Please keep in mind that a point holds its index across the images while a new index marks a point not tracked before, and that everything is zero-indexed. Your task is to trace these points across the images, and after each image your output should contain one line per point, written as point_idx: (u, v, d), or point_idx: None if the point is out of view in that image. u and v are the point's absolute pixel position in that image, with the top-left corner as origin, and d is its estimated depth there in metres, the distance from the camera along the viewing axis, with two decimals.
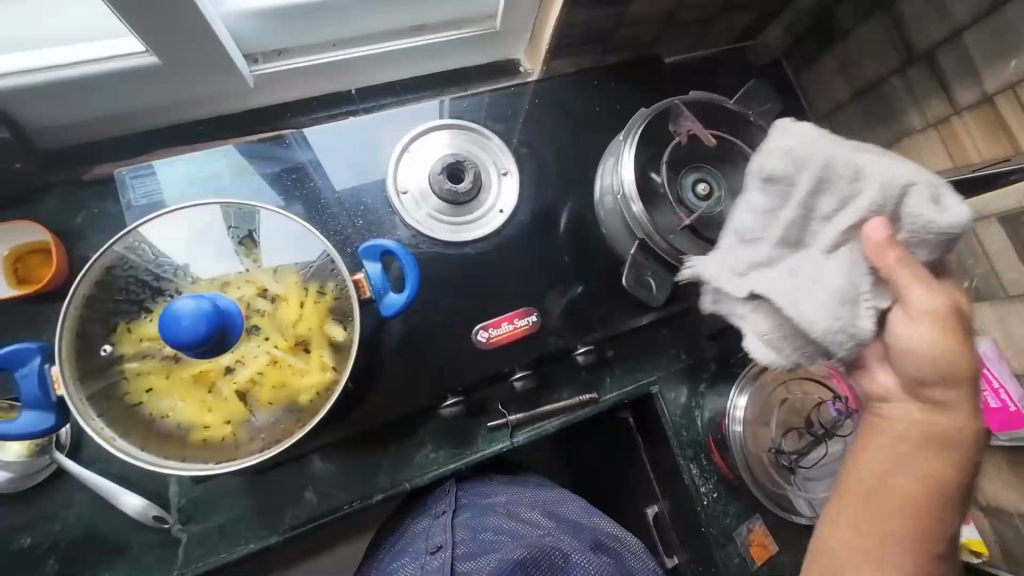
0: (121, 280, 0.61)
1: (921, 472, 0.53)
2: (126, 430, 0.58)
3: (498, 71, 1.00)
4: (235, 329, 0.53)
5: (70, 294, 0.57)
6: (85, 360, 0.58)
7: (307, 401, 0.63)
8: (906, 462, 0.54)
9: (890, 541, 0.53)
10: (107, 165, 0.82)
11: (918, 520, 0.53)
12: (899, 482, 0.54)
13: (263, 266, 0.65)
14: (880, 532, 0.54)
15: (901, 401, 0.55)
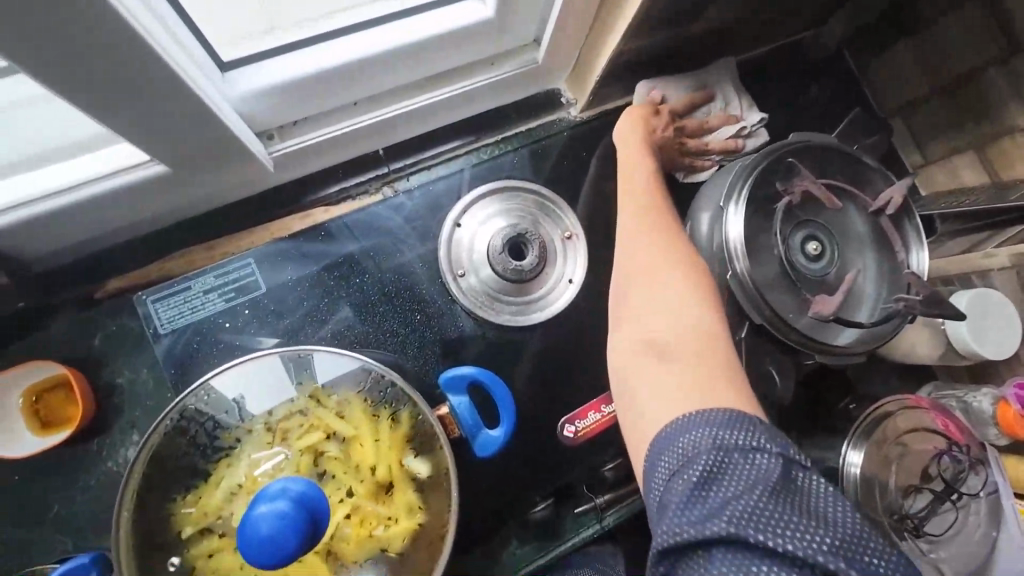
0: (173, 458, 0.52)
1: (646, 247, 0.61)
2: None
3: (538, 106, 0.88)
4: (325, 516, 0.45)
5: (119, 495, 0.48)
6: (150, 569, 0.49)
7: (403, 557, 0.55)
8: (626, 233, 0.65)
9: (667, 289, 0.56)
10: (121, 276, 0.72)
11: (672, 285, 0.56)
12: (639, 258, 0.60)
13: (329, 406, 0.57)
14: (663, 293, 0.56)
15: (625, 217, 0.67)
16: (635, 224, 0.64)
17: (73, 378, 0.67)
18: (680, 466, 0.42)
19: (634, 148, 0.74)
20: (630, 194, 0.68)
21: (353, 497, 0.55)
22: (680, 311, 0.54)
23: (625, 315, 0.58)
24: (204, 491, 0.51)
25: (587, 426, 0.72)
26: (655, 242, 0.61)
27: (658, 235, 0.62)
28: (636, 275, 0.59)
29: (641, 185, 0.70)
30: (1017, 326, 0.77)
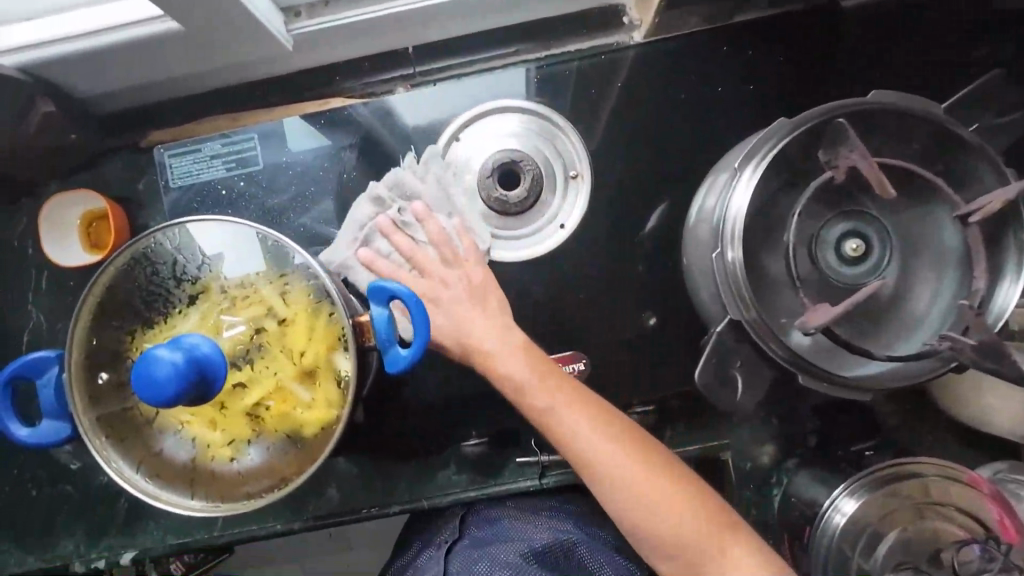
0: (127, 294, 0.57)
1: (609, 452, 0.57)
2: (125, 453, 0.56)
3: (592, 27, 0.77)
4: (218, 375, 0.48)
5: (74, 310, 0.54)
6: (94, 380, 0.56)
7: (309, 438, 0.59)
8: (570, 425, 0.58)
9: (651, 474, 0.57)
10: (164, 132, 0.79)
11: (664, 490, 0.56)
12: (611, 466, 0.57)
13: (273, 285, 0.59)
14: (642, 477, 0.56)
15: (564, 407, 0.58)
16: (603, 481, 0.57)
17: (110, 211, 0.77)
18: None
19: (495, 333, 0.61)
20: (551, 428, 0.58)
21: (277, 375, 0.58)
22: (683, 504, 0.56)
23: (641, 511, 0.56)
24: (148, 327, 0.57)
25: None
26: (608, 435, 0.58)
27: (608, 429, 0.58)
28: (640, 505, 0.56)
29: (541, 410, 0.59)
30: None
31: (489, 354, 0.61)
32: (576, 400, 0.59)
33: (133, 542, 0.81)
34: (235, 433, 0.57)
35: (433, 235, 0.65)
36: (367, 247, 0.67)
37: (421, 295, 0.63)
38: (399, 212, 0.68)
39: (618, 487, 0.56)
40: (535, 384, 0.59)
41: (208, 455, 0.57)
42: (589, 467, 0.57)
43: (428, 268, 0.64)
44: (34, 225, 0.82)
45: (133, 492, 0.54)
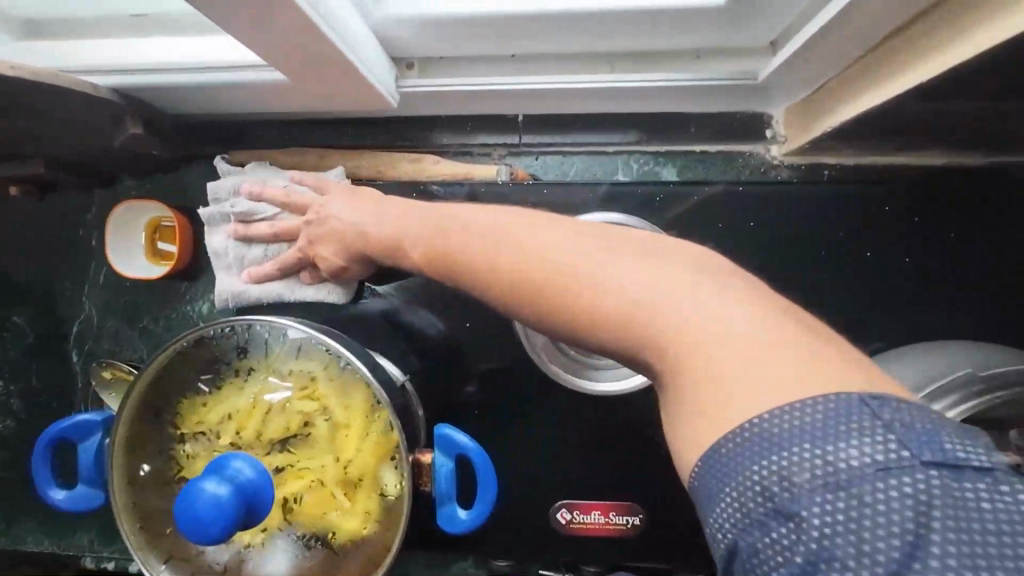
0: (185, 369, 0.54)
1: (636, 280, 0.35)
2: (150, 546, 0.51)
3: (730, 133, 0.68)
4: (267, 506, 0.44)
5: (127, 387, 0.50)
6: (136, 458, 0.53)
7: (344, 554, 0.54)
8: (584, 265, 0.36)
9: (721, 299, 0.33)
10: (245, 152, 0.75)
11: (715, 293, 0.33)
12: (688, 324, 0.33)
13: (333, 383, 0.55)
14: (696, 294, 0.33)
15: (613, 264, 0.36)
16: (649, 342, 0.34)
17: (179, 226, 0.74)
18: (736, 520, 0.29)
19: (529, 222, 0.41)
20: (608, 311, 0.35)
21: (319, 482, 0.55)
22: (832, 376, 0.30)
23: (698, 339, 0.32)
24: (205, 403, 0.55)
25: (584, 523, 0.63)
26: (724, 303, 0.33)
27: (643, 259, 0.36)
28: (692, 342, 0.32)
29: (543, 264, 0.38)
30: None
31: (518, 235, 0.40)
32: (601, 242, 0.38)
33: None
34: (269, 536, 0.54)
35: (279, 200, 0.64)
36: (249, 263, 0.65)
37: (305, 244, 0.61)
38: (233, 205, 0.66)
39: (663, 315, 0.33)
40: (553, 236, 0.39)
41: (237, 560, 0.53)
42: (630, 328, 0.34)
43: (291, 233, 0.63)
44: (101, 217, 0.80)
45: None
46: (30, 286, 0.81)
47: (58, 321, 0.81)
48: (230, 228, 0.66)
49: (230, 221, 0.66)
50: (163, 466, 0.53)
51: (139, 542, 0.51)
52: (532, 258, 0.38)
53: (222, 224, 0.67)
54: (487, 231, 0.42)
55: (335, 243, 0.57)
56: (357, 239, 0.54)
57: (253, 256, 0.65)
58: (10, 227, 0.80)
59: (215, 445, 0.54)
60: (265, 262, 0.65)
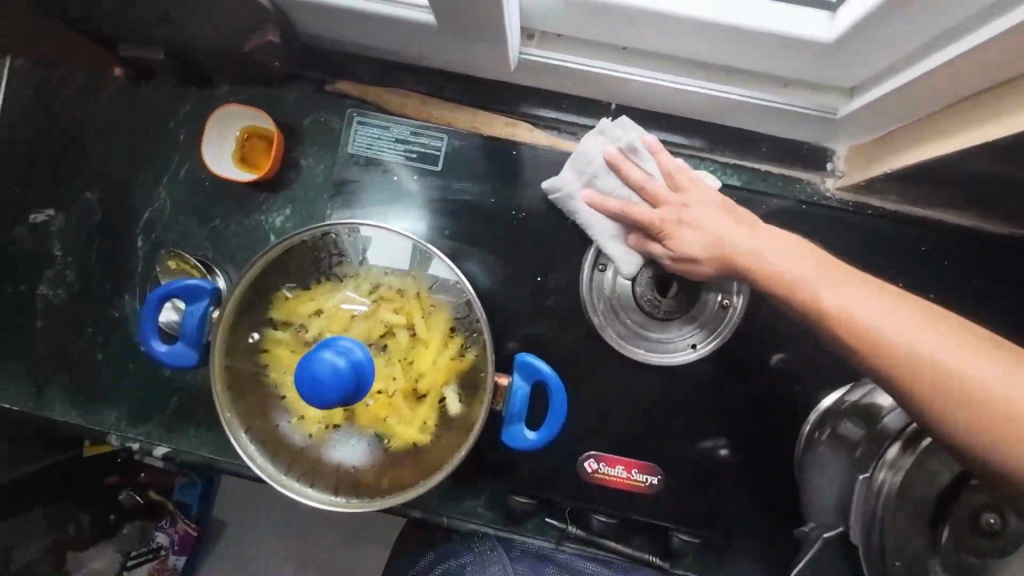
0: (297, 260, 0.60)
1: (876, 301, 0.46)
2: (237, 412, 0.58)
3: (796, 161, 0.76)
4: (366, 389, 0.49)
5: (251, 263, 0.57)
6: (238, 331, 0.59)
7: (397, 455, 0.60)
8: (867, 316, 0.45)
9: (935, 334, 0.43)
10: (349, 82, 0.79)
11: (946, 336, 0.43)
12: (832, 292, 0.48)
13: (421, 301, 0.60)
14: (933, 333, 0.43)
15: (718, 221, 0.57)
16: (886, 359, 0.44)
17: (275, 139, 0.78)
18: (985, 474, 0.41)
19: (711, 208, 0.58)
20: (784, 288, 0.50)
21: (389, 388, 0.60)
22: (909, 315, 0.45)
23: (944, 377, 0.42)
24: (302, 297, 0.60)
25: (608, 475, 0.71)
26: (851, 283, 0.48)
27: (869, 287, 0.47)
28: (910, 360, 0.43)
29: (782, 265, 0.51)
30: None
31: (730, 242, 0.55)
32: (844, 281, 0.48)
33: (169, 439, 0.85)
34: (333, 427, 0.59)
35: (666, 169, 0.61)
36: (593, 183, 0.68)
37: (670, 218, 0.59)
38: (629, 146, 0.66)
39: (923, 347, 0.43)
40: (768, 246, 0.53)
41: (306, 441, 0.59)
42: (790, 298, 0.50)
43: (657, 198, 0.61)
44: (192, 114, 0.82)
45: (239, 451, 0.56)
46: (110, 167, 0.84)
47: (131, 206, 0.84)
48: (594, 139, 0.68)
49: (614, 135, 0.68)
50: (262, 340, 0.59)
51: (226, 407, 0.58)
52: (784, 276, 0.50)
53: (591, 142, 0.68)
54: (716, 237, 0.56)
55: (705, 242, 0.56)
56: (637, 185, 0.62)
57: (586, 167, 0.68)
58: (104, 107, 0.83)
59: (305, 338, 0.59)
60: (570, 171, 0.69)
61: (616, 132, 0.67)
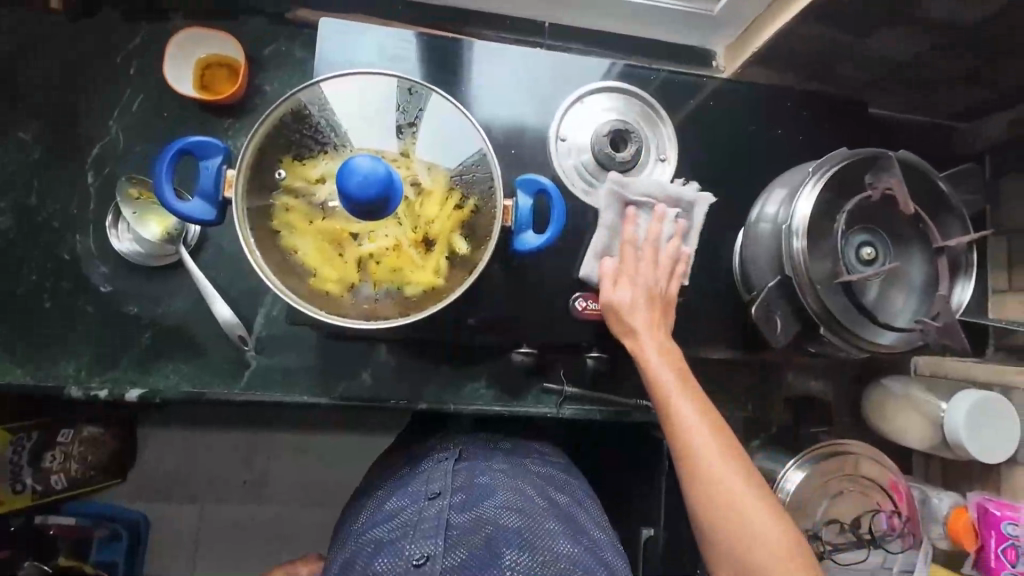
0: (307, 118, 0.65)
1: (745, 497, 0.63)
2: (262, 251, 0.63)
3: (688, 61, 0.97)
4: (395, 201, 0.55)
5: (268, 112, 0.62)
6: (258, 177, 0.63)
7: (414, 295, 0.66)
8: (666, 378, 0.70)
9: (702, 415, 0.67)
10: (309, 12, 0.86)
11: (707, 428, 0.67)
12: (646, 349, 0.72)
13: (424, 161, 0.68)
14: (697, 417, 0.67)
15: (639, 321, 0.72)
16: (661, 409, 0.69)
17: (241, 65, 0.81)
18: None
19: (647, 302, 0.73)
20: (635, 352, 0.72)
21: (402, 235, 0.66)
22: (691, 395, 0.69)
23: (690, 452, 0.66)
24: (310, 159, 0.64)
25: (595, 309, 0.79)
26: (662, 348, 0.72)
27: (743, 473, 0.64)
28: (669, 418, 0.68)
29: (666, 393, 0.69)
30: (1009, 440, 0.80)
31: (632, 314, 0.73)
32: (666, 350, 0.72)
33: (143, 379, 0.79)
34: (352, 274, 0.65)
35: (649, 232, 0.76)
36: (632, 209, 0.77)
37: (618, 273, 0.75)
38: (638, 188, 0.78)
39: (689, 426, 0.67)
40: (714, 445, 0.65)
41: (328, 282, 0.65)
42: (636, 353, 0.72)
43: (627, 240, 0.76)
44: (144, 48, 0.83)
45: (266, 280, 0.60)
46: (49, 104, 0.80)
47: (77, 141, 0.80)
48: (652, 188, 0.77)
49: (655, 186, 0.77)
50: (280, 186, 0.64)
51: (251, 244, 0.62)
52: (634, 348, 0.72)
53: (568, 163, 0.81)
54: (660, 382, 0.70)
55: (630, 305, 0.73)
56: (618, 326, 0.73)
57: (619, 185, 0.77)
58: (39, 43, 0.80)
59: (317, 194, 0.64)
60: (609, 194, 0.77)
61: (629, 161, 0.80)
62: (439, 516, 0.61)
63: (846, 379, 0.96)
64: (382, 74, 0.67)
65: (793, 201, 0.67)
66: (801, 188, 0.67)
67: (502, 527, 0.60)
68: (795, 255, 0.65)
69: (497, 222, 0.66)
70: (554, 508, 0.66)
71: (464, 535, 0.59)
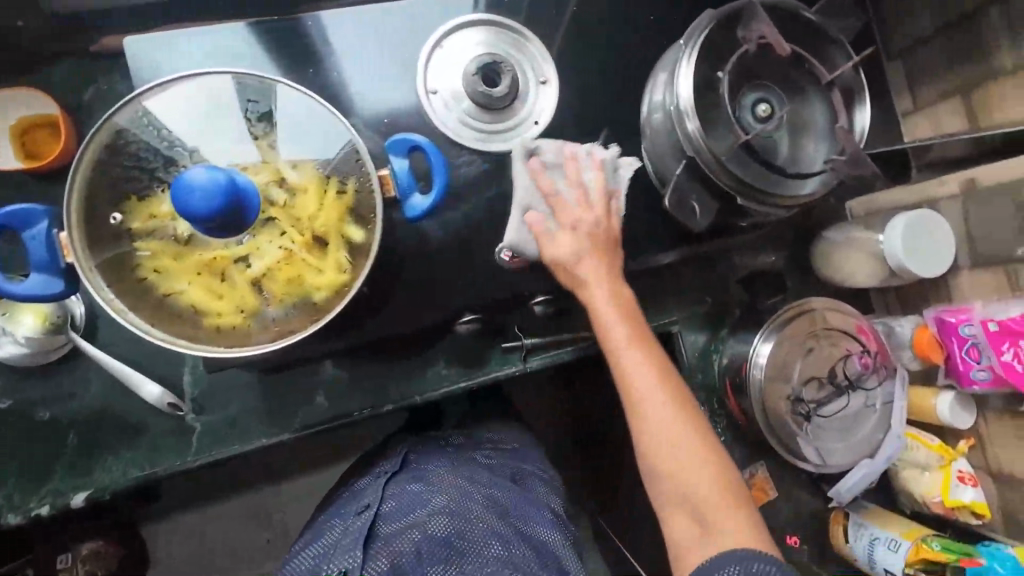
0: (129, 147, 0.59)
1: (703, 488, 0.62)
2: (132, 306, 0.57)
3: None
4: (251, 208, 0.50)
5: (78, 153, 0.56)
6: (95, 227, 0.56)
7: (321, 300, 0.62)
8: (658, 434, 0.64)
9: (683, 447, 0.63)
10: (115, 38, 0.76)
11: (690, 465, 0.63)
12: (649, 390, 0.65)
13: (282, 158, 0.62)
14: (687, 458, 0.63)
15: (639, 370, 0.66)
16: (665, 460, 0.64)
17: (59, 117, 0.72)
18: None
19: (645, 359, 0.67)
20: (631, 398, 0.66)
21: (286, 243, 0.61)
22: (686, 434, 0.64)
23: (680, 495, 0.63)
24: (153, 195, 0.58)
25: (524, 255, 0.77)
26: (673, 414, 0.65)
27: (718, 490, 0.62)
28: (669, 467, 0.63)
29: (672, 448, 0.64)
30: (947, 248, 0.81)
31: (627, 361, 0.67)
32: (673, 413, 0.65)
33: (85, 481, 0.73)
34: (247, 300, 0.60)
35: (545, 190, 0.70)
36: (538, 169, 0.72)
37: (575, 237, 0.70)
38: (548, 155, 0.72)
39: (683, 474, 0.63)
40: (707, 483, 0.62)
41: (223, 314, 0.59)
42: (630, 398, 0.66)
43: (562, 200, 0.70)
44: None
45: (142, 335, 0.55)
46: None
47: None
48: (553, 153, 0.72)
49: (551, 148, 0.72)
50: (125, 231, 0.57)
51: (117, 302, 0.56)
52: (635, 392, 0.66)
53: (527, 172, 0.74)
54: (638, 389, 0.66)
55: (617, 306, 0.69)
56: (624, 387, 0.66)
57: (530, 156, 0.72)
58: None
59: (172, 227, 0.57)
60: (545, 165, 0.72)
61: (547, 149, 0.72)
62: (364, 527, 0.65)
63: (790, 242, 0.96)
64: (205, 75, 0.61)
65: (674, 81, 0.64)
66: (679, 65, 0.63)
67: (430, 528, 0.63)
68: (694, 136, 0.62)
69: (377, 193, 0.60)
70: (494, 505, 0.69)
71: (391, 543, 0.61)
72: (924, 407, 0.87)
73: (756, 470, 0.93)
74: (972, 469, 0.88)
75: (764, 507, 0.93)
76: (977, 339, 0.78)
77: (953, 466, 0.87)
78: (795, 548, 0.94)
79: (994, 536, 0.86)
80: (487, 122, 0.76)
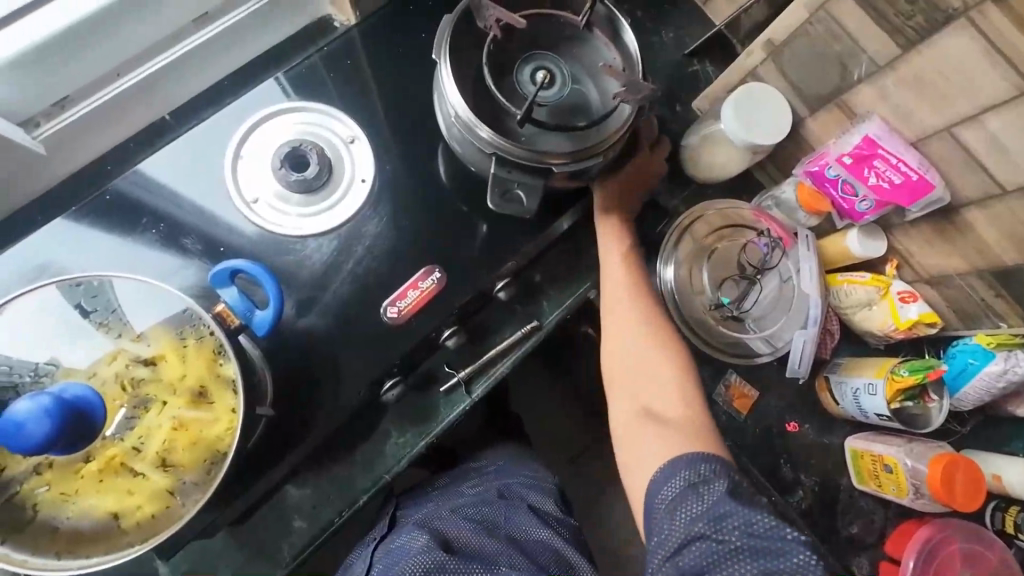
0: None
1: (660, 394, 0.73)
2: (36, 549, 0.56)
3: (312, 36, 0.92)
4: (95, 409, 0.50)
5: None
6: None
7: (226, 447, 0.61)
8: (631, 346, 0.77)
9: (654, 361, 0.76)
10: None
11: (661, 382, 0.74)
12: (628, 302, 0.79)
13: (129, 338, 0.62)
14: (667, 381, 0.74)
15: (618, 286, 0.80)
16: (639, 367, 0.76)
17: None
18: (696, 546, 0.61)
19: (630, 278, 0.81)
20: (614, 307, 0.80)
21: (169, 414, 0.61)
22: (652, 353, 0.76)
23: (635, 413, 0.73)
24: None
25: (409, 304, 0.78)
26: (644, 337, 0.77)
27: (672, 395, 0.73)
28: (638, 378, 0.75)
29: (639, 354, 0.76)
30: (781, 107, 0.83)
31: (628, 280, 0.81)
32: (647, 332, 0.77)
33: None
34: (154, 485, 0.59)
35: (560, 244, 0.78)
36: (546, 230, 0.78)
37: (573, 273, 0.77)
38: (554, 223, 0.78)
39: (641, 388, 0.74)
40: (660, 390, 0.73)
41: (136, 509, 0.59)
42: (616, 309, 0.80)
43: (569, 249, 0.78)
44: None
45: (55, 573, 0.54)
46: None
47: None
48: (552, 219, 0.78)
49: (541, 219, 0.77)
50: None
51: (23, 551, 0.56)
52: (624, 310, 0.80)
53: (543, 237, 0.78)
54: (610, 298, 0.80)
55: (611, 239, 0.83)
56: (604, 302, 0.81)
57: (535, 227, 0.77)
58: None
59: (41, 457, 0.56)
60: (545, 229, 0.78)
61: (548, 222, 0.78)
62: None
63: None
64: (19, 295, 0.61)
65: (448, 97, 0.65)
66: (444, 83, 0.65)
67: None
68: (490, 139, 0.64)
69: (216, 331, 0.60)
70: (479, 527, 0.73)
71: None
72: (839, 253, 0.89)
73: (729, 379, 0.94)
74: (910, 285, 0.89)
75: (753, 409, 0.94)
76: (844, 177, 0.80)
77: (892, 291, 0.88)
78: (799, 431, 0.95)
79: (956, 334, 0.88)
80: (319, 202, 0.78)
